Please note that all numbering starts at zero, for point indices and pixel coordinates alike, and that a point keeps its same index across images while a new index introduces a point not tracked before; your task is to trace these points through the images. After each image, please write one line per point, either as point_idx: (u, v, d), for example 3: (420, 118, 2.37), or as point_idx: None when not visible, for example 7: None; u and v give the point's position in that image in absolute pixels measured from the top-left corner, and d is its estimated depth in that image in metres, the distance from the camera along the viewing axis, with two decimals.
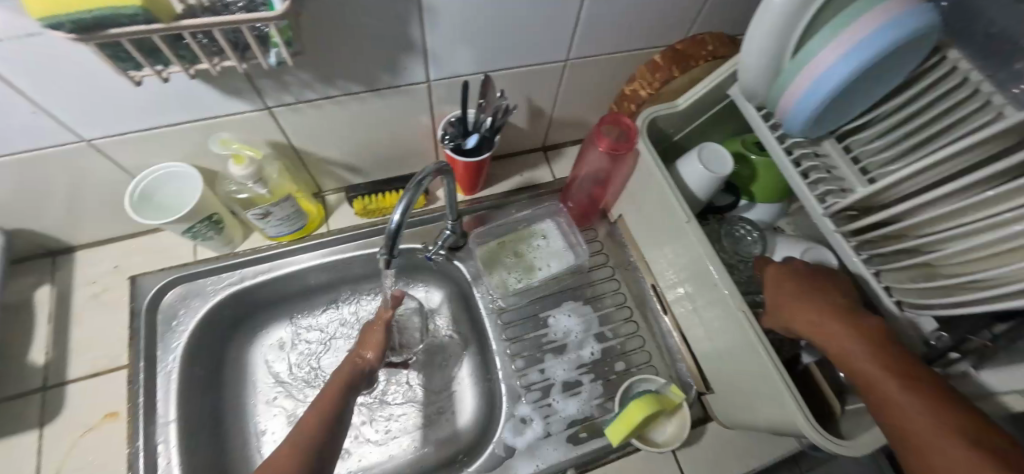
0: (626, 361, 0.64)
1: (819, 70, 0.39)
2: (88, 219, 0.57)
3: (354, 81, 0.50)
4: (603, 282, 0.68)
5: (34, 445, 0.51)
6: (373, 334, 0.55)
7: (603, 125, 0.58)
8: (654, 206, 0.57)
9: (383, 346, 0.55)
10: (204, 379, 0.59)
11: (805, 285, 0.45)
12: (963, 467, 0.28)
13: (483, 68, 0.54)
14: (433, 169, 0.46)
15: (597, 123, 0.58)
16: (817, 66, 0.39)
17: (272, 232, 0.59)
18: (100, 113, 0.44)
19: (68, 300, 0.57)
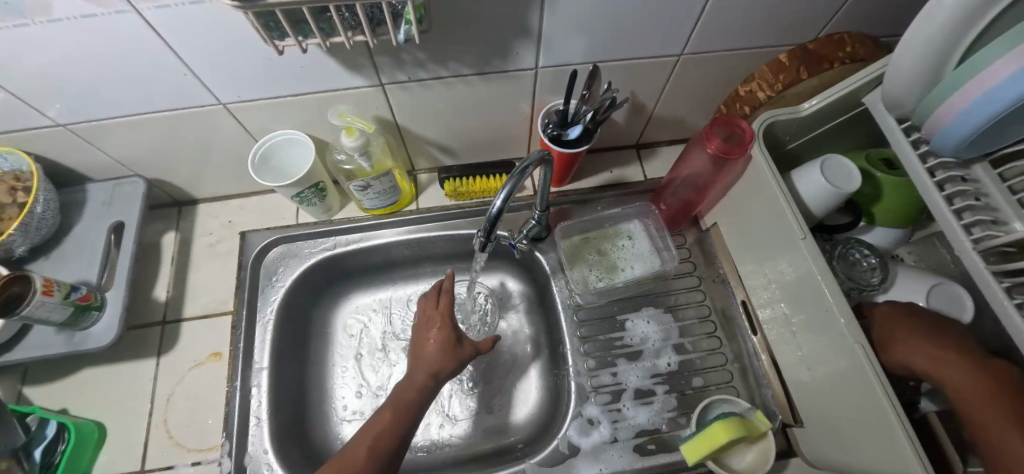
0: (706, 378, 0.60)
1: (983, 88, 0.32)
2: (213, 175, 0.62)
3: (465, 64, 0.50)
4: (685, 292, 0.64)
5: (152, 371, 0.57)
6: (439, 340, 0.52)
7: (715, 126, 0.54)
8: (759, 216, 0.53)
9: (458, 362, 0.52)
10: (294, 334, 0.63)
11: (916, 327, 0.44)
12: None
13: (592, 58, 0.53)
14: (536, 158, 0.45)
15: (709, 122, 0.55)
16: (981, 83, 0.33)
17: (367, 205, 0.61)
18: (239, 81, 0.47)
19: (188, 246, 0.63)
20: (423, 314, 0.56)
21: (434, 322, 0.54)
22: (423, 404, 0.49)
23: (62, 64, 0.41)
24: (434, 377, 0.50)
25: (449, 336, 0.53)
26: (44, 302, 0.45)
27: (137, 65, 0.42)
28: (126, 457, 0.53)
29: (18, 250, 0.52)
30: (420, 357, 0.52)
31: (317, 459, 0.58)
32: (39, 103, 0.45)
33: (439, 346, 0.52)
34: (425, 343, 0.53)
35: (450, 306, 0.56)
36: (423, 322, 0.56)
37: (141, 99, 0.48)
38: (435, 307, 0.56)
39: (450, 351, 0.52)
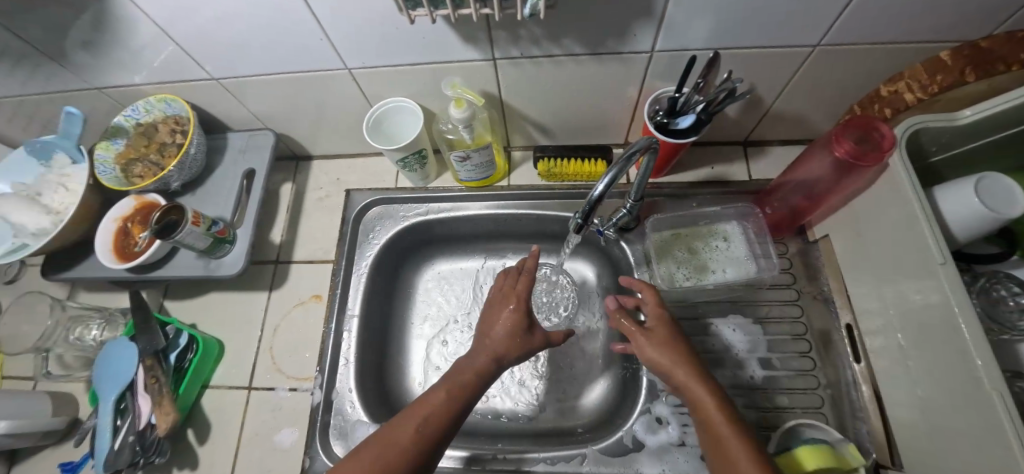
0: (791, 397, 0.56)
1: None
2: (328, 134, 0.68)
3: (580, 42, 0.50)
4: (779, 304, 0.61)
5: (265, 303, 0.64)
6: (507, 324, 0.51)
7: (847, 128, 0.49)
8: (887, 232, 0.48)
9: (524, 352, 0.51)
10: (384, 289, 0.68)
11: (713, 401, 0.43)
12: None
13: (714, 44, 0.50)
14: (643, 145, 0.45)
15: (840, 124, 0.49)
16: None
17: (462, 176, 0.63)
18: (367, 48, 0.51)
19: (301, 197, 0.70)
20: (501, 288, 0.56)
21: (512, 297, 0.54)
22: (480, 387, 0.48)
23: (227, 22, 0.46)
24: (497, 361, 0.49)
25: (522, 317, 0.52)
26: (192, 230, 0.52)
27: (286, 27, 0.47)
28: (238, 373, 0.61)
29: (174, 184, 0.61)
30: (488, 336, 0.51)
31: (393, 406, 0.63)
32: (200, 55, 0.52)
33: (512, 326, 0.51)
34: (497, 321, 0.52)
35: (530, 285, 0.55)
36: (499, 299, 0.55)
37: (282, 58, 0.53)
38: (514, 285, 0.56)
39: (518, 338, 0.51)
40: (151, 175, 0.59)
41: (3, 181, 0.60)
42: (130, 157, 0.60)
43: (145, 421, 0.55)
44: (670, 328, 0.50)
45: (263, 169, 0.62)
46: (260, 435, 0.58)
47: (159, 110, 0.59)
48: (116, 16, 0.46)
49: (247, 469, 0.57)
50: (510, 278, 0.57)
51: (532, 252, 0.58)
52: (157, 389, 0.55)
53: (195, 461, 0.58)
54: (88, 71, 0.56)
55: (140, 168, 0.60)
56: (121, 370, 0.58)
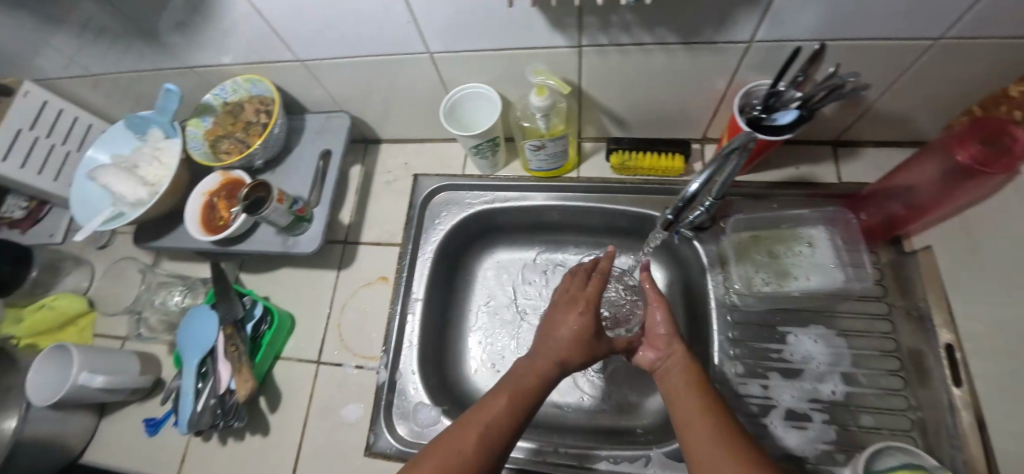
0: (877, 418, 0.52)
1: None
2: (398, 118, 0.68)
3: (673, 31, 0.46)
4: (866, 317, 0.57)
5: (334, 281, 0.66)
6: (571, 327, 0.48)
7: (974, 130, 0.43)
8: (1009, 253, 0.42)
9: (591, 357, 0.48)
10: (446, 274, 0.68)
11: (685, 375, 0.47)
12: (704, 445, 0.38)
13: (823, 35, 0.45)
14: (750, 136, 0.40)
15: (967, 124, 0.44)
16: None
17: (533, 166, 0.62)
18: (450, 31, 0.49)
19: (370, 180, 0.71)
20: (568, 291, 0.52)
21: (582, 298, 0.49)
22: (540, 398, 0.45)
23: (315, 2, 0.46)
24: (560, 366, 0.46)
25: (592, 322, 0.48)
26: (276, 207, 0.54)
27: (373, 9, 0.46)
28: (308, 347, 0.64)
29: (257, 162, 0.63)
30: (553, 341, 0.48)
31: (452, 389, 0.64)
32: (286, 36, 0.53)
33: (581, 331, 0.47)
34: (564, 326, 0.48)
35: (600, 289, 0.51)
36: (565, 301, 0.51)
37: (364, 41, 0.52)
38: (582, 288, 0.52)
39: (586, 344, 0.47)
40: (237, 151, 0.62)
41: (102, 152, 0.63)
42: (217, 134, 0.63)
43: (225, 386, 0.57)
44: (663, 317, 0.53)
45: (338, 151, 0.64)
46: (327, 408, 0.60)
47: (245, 90, 0.62)
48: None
49: (314, 440, 0.59)
50: (576, 277, 0.54)
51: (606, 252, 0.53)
52: (236, 357, 0.58)
53: (267, 428, 0.60)
54: (182, 48, 0.58)
55: (227, 144, 0.62)
56: (201, 336, 0.60)
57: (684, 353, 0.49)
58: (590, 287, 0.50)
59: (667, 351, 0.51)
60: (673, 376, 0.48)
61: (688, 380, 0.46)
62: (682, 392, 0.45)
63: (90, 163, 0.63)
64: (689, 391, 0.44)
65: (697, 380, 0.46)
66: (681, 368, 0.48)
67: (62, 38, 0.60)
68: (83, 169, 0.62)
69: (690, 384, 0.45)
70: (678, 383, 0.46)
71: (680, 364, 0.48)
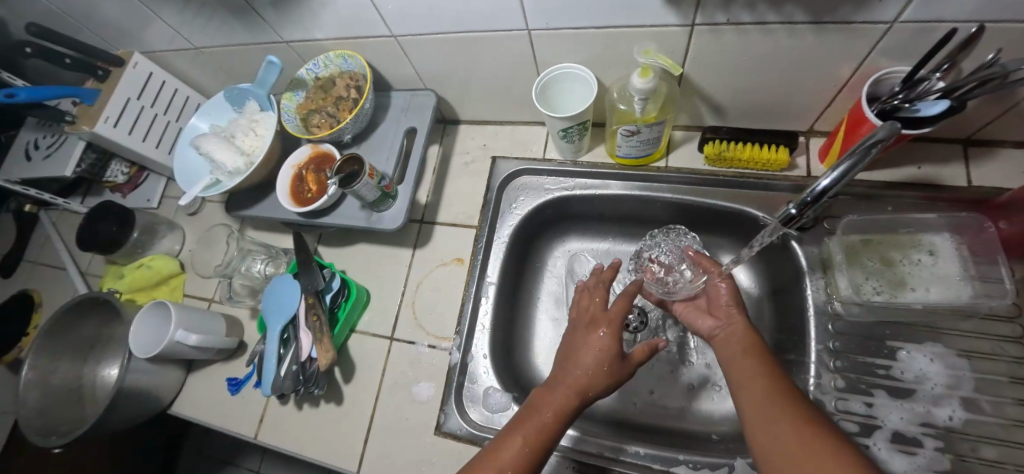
0: (1002, 451, 0.46)
1: None
2: (481, 99, 0.67)
3: (804, 8, 0.42)
4: (992, 338, 0.50)
5: (409, 259, 0.67)
6: (590, 355, 0.46)
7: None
8: None
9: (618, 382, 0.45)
10: (519, 260, 0.67)
11: (743, 340, 0.47)
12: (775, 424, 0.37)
13: (985, 15, 0.39)
14: (898, 129, 0.34)
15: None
16: None
17: (620, 152, 0.60)
18: (553, 7, 0.47)
19: (448, 161, 0.72)
20: (590, 313, 0.51)
21: (606, 321, 0.48)
22: (560, 428, 0.42)
23: None
24: (581, 394, 0.43)
25: (617, 345, 0.46)
26: (367, 182, 0.55)
27: None
28: (382, 323, 0.65)
29: (346, 136, 0.64)
30: (574, 365, 0.46)
31: (520, 378, 0.63)
32: (384, 10, 0.52)
33: (606, 354, 0.45)
34: (588, 348, 0.46)
35: (626, 309, 0.49)
36: (586, 323, 0.50)
37: (462, 17, 0.51)
38: (604, 309, 0.51)
39: (609, 367, 0.45)
40: (328, 126, 0.63)
41: (202, 121, 0.66)
42: (309, 108, 0.64)
43: (307, 354, 0.59)
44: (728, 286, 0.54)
45: (423, 130, 0.64)
46: (399, 384, 0.61)
47: (336, 65, 0.62)
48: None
49: (386, 414, 0.60)
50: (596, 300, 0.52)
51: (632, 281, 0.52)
52: (318, 326, 0.59)
53: (341, 397, 0.62)
54: (281, 22, 0.59)
55: (318, 119, 0.64)
56: (284, 304, 0.62)
57: (742, 320, 0.50)
58: (611, 312, 0.49)
59: (727, 318, 0.52)
60: (730, 340, 0.49)
61: (746, 344, 0.47)
62: (739, 355, 0.46)
63: (192, 131, 0.66)
64: (743, 355, 0.45)
65: (751, 344, 0.46)
66: (740, 333, 0.48)
67: (173, 12, 0.63)
68: (186, 136, 0.65)
69: (747, 348, 0.46)
70: (736, 347, 0.47)
71: (740, 329, 0.49)
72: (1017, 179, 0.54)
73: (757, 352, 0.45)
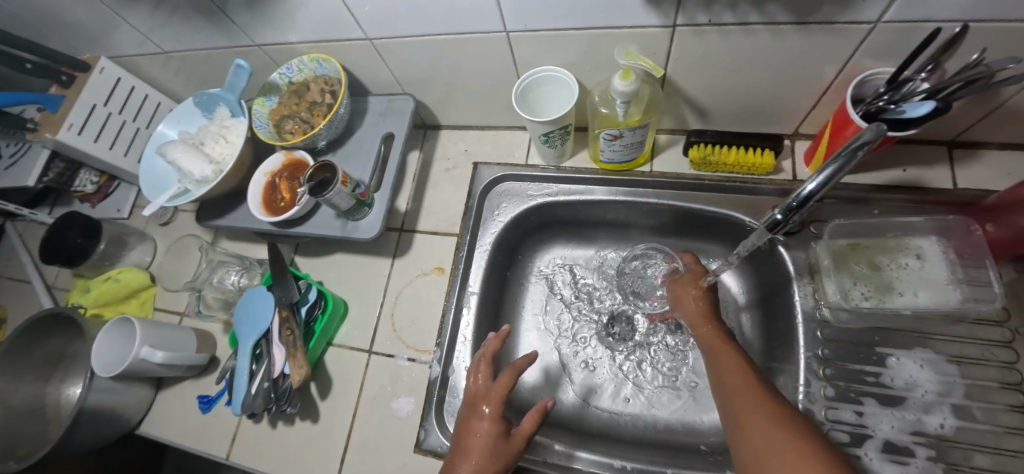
0: (995, 459, 0.45)
1: None
2: (461, 104, 0.66)
3: (787, 9, 0.41)
4: (980, 343, 0.49)
5: (388, 270, 0.65)
6: (476, 441, 0.43)
7: None
8: None
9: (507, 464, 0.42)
10: (502, 267, 0.65)
11: (718, 338, 0.47)
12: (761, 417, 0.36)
13: (969, 15, 0.38)
14: (886, 130, 0.32)
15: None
16: None
17: (604, 157, 0.59)
18: (530, 9, 0.46)
19: (429, 167, 0.70)
20: (475, 389, 0.48)
21: (489, 399, 0.46)
22: None
23: None
24: None
25: (502, 424, 0.44)
26: (341, 190, 0.53)
27: None
28: (360, 336, 0.62)
29: (320, 143, 0.62)
30: (458, 459, 0.42)
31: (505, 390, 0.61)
32: (359, 12, 0.51)
33: (492, 439, 0.43)
34: (474, 434, 0.44)
35: (509, 383, 0.47)
36: (469, 403, 0.47)
37: (438, 19, 0.50)
38: (489, 383, 0.48)
39: (495, 451, 0.42)
40: (302, 132, 0.62)
41: (171, 128, 0.64)
42: (282, 114, 0.62)
43: (279, 370, 0.56)
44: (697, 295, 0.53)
45: (401, 135, 0.63)
46: (378, 399, 0.58)
47: (310, 70, 0.60)
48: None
49: (364, 432, 0.57)
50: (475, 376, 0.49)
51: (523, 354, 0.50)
52: (292, 341, 0.56)
53: (316, 415, 0.59)
54: (254, 25, 0.57)
55: (292, 125, 0.62)
56: (256, 319, 0.59)
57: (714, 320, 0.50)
58: (489, 391, 0.47)
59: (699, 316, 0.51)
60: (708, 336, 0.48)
61: (722, 343, 0.46)
62: (716, 352, 0.46)
63: (160, 138, 0.63)
64: (720, 353, 0.45)
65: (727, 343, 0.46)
66: (713, 333, 0.48)
67: (139, 16, 0.61)
68: (151, 144, 0.62)
69: (722, 347, 0.46)
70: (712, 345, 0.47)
71: (712, 329, 0.48)
72: (1001, 181, 0.54)
73: (731, 352, 0.45)
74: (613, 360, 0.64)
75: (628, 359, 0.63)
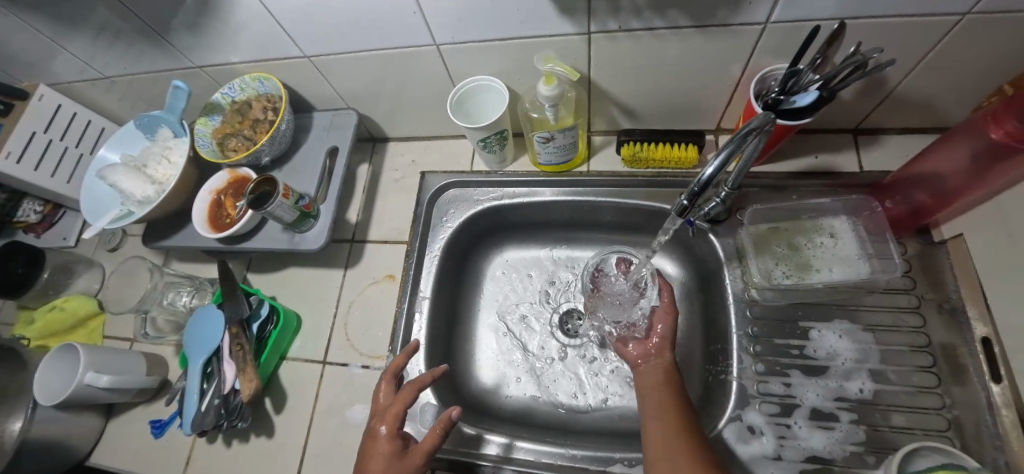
0: (909, 416, 0.49)
1: None
2: (405, 117, 0.69)
3: (685, 14, 0.45)
4: (893, 310, 0.53)
5: (340, 280, 0.66)
6: (372, 463, 0.42)
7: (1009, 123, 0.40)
8: None
9: None
10: (453, 272, 0.67)
11: (663, 376, 0.48)
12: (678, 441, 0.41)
13: (843, 13, 0.43)
14: (773, 116, 0.36)
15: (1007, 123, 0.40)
16: None
17: (542, 159, 0.62)
18: (454, 22, 0.48)
19: (378, 178, 0.72)
20: (377, 406, 0.48)
21: (385, 417, 0.46)
22: None
23: None
24: None
25: (396, 443, 0.44)
26: (282, 202, 0.54)
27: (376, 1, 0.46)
28: (313, 348, 0.63)
29: (264, 159, 0.63)
30: None
31: (461, 391, 0.62)
32: (294, 32, 0.53)
33: (386, 459, 0.42)
34: (370, 455, 0.43)
35: (409, 397, 0.47)
36: (371, 420, 0.47)
37: (369, 37, 0.52)
38: (390, 399, 0.48)
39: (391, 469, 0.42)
40: (245, 149, 0.63)
41: (112, 152, 0.64)
42: (225, 132, 0.63)
43: (230, 386, 0.56)
44: (665, 325, 0.53)
45: (346, 148, 0.65)
46: (332, 409, 0.59)
47: (253, 88, 0.62)
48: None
49: (318, 442, 0.57)
50: (377, 393, 0.50)
51: (431, 370, 0.50)
52: (241, 356, 0.56)
53: (271, 429, 0.59)
54: (193, 47, 0.58)
55: (235, 143, 0.63)
56: (207, 337, 0.59)
57: (667, 355, 0.50)
58: (386, 408, 0.47)
59: (654, 350, 0.51)
60: (651, 373, 0.49)
61: (664, 382, 0.47)
62: (656, 389, 0.47)
63: (101, 162, 0.64)
64: (661, 391, 0.46)
65: (669, 383, 0.47)
66: (661, 370, 0.49)
67: (75, 42, 0.61)
68: (92, 168, 0.63)
69: (663, 384, 0.47)
70: (653, 381, 0.48)
71: (661, 365, 0.49)
72: (901, 162, 0.60)
73: (670, 391, 0.46)
74: (566, 355, 0.65)
75: (580, 354, 0.65)
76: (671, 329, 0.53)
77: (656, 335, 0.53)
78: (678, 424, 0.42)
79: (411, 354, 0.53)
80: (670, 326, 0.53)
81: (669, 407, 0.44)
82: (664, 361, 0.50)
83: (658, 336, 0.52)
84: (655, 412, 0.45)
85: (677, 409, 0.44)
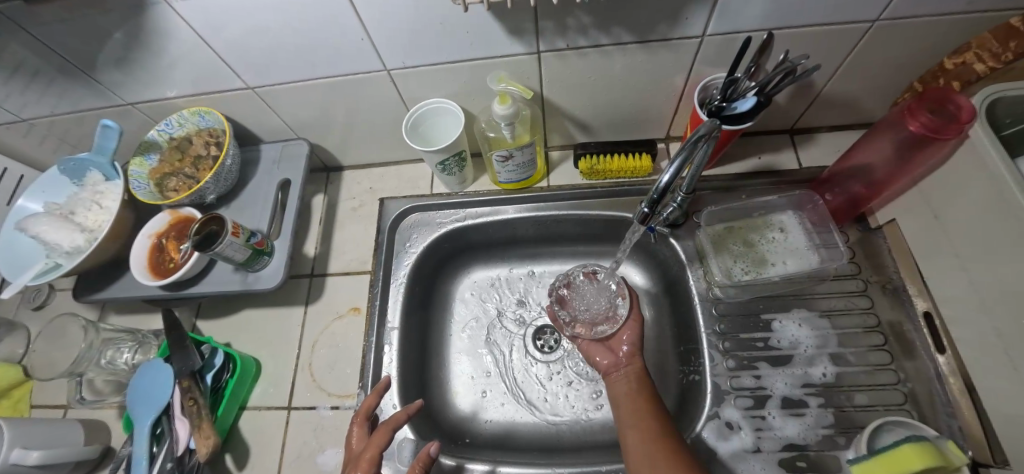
0: (870, 395, 0.51)
1: None
2: (359, 144, 0.67)
3: (629, 30, 0.47)
4: (844, 295, 0.57)
5: (301, 318, 0.63)
6: None
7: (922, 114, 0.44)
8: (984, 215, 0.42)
9: None
10: (420, 298, 0.65)
11: (636, 384, 0.48)
12: (658, 445, 0.41)
13: (770, 24, 0.46)
14: (718, 124, 0.38)
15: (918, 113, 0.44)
16: None
17: (502, 178, 0.62)
18: (403, 47, 0.48)
19: (335, 208, 0.69)
20: (351, 453, 0.46)
21: (358, 465, 0.43)
22: None
23: (260, 27, 0.45)
24: None
25: None
26: (232, 241, 0.51)
27: (319, 28, 0.45)
28: (277, 392, 0.59)
29: (210, 196, 0.60)
30: None
31: (439, 422, 0.59)
32: (237, 64, 0.51)
33: None
34: None
35: (385, 438, 0.45)
36: (347, 467, 0.44)
37: (315, 65, 0.51)
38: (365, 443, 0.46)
39: None
40: (186, 188, 0.59)
41: (34, 201, 0.59)
42: (164, 172, 0.59)
43: (184, 446, 0.51)
44: (633, 334, 0.54)
45: (299, 180, 0.62)
46: (302, 458, 0.55)
47: (193, 123, 0.59)
48: (146, 18, 0.44)
49: None
50: (355, 438, 0.47)
51: (407, 407, 0.49)
52: (196, 411, 0.52)
53: None
54: (122, 83, 0.54)
55: (175, 182, 0.59)
56: (154, 394, 0.54)
57: (636, 362, 0.51)
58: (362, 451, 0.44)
59: (625, 358, 0.52)
60: (622, 382, 0.49)
61: (637, 389, 0.48)
62: (629, 397, 0.47)
63: (20, 212, 0.58)
64: (636, 399, 0.46)
65: (641, 389, 0.47)
66: (634, 378, 0.49)
67: None
68: (10, 220, 0.57)
69: (636, 392, 0.47)
70: (626, 390, 0.48)
71: (632, 372, 0.50)
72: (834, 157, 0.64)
73: (643, 397, 0.46)
74: (543, 372, 0.64)
75: (555, 369, 0.64)
76: (639, 336, 0.54)
77: (625, 343, 0.53)
78: (656, 428, 0.43)
79: (382, 392, 0.50)
80: (636, 337, 0.54)
81: (645, 412, 0.44)
82: (634, 369, 0.50)
83: (627, 343, 0.53)
84: (631, 419, 0.44)
85: (653, 414, 0.44)
